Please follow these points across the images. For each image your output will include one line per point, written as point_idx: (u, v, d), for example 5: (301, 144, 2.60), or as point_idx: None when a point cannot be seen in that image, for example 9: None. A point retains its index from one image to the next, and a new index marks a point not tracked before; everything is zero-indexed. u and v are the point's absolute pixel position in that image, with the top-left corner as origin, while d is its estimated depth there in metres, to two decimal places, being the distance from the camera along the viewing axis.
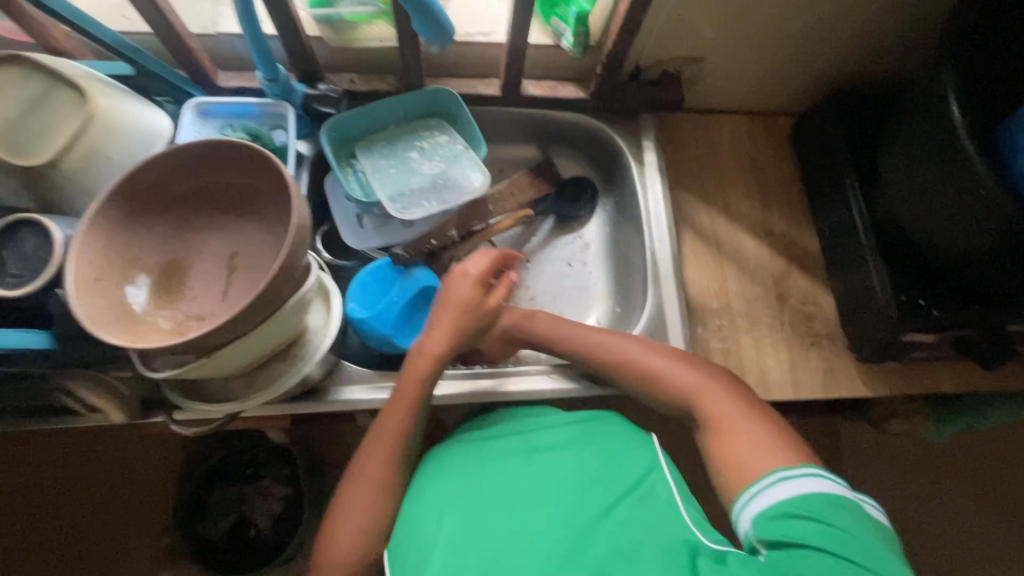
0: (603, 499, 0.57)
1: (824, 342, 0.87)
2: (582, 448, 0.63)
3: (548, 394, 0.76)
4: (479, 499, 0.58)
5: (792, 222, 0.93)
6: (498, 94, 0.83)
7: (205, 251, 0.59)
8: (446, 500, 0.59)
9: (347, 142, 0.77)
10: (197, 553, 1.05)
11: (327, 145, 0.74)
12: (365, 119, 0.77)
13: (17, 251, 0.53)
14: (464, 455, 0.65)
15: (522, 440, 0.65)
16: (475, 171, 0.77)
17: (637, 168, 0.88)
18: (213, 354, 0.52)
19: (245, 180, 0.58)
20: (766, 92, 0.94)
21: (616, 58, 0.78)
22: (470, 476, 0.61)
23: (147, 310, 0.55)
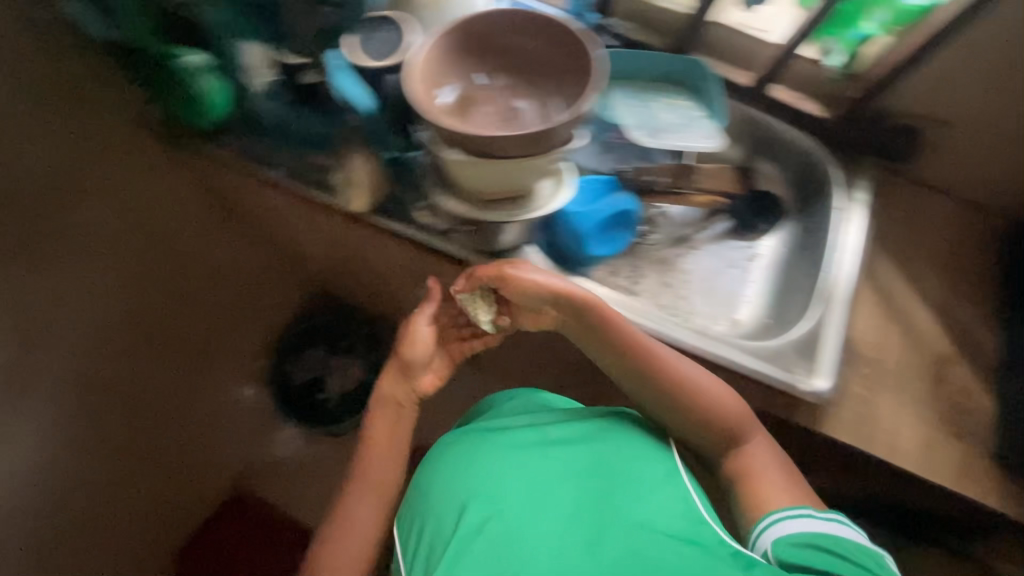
0: (614, 501, 0.60)
1: (970, 438, 0.83)
2: (590, 455, 0.65)
3: (729, 358, 0.80)
4: (493, 486, 0.62)
5: (973, 318, 0.91)
6: (748, 86, 0.90)
7: (494, 98, 0.69)
8: (456, 487, 0.63)
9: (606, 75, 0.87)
10: (278, 387, 1.20)
11: None
12: (630, 62, 0.87)
13: (382, 38, 0.68)
14: (471, 448, 0.67)
15: (533, 432, 0.69)
16: (707, 135, 0.83)
17: (843, 201, 0.90)
18: (490, 155, 0.64)
19: (551, 53, 0.68)
20: (998, 188, 0.93)
21: (878, 89, 0.83)
22: (481, 462, 0.65)
23: (442, 108, 0.66)
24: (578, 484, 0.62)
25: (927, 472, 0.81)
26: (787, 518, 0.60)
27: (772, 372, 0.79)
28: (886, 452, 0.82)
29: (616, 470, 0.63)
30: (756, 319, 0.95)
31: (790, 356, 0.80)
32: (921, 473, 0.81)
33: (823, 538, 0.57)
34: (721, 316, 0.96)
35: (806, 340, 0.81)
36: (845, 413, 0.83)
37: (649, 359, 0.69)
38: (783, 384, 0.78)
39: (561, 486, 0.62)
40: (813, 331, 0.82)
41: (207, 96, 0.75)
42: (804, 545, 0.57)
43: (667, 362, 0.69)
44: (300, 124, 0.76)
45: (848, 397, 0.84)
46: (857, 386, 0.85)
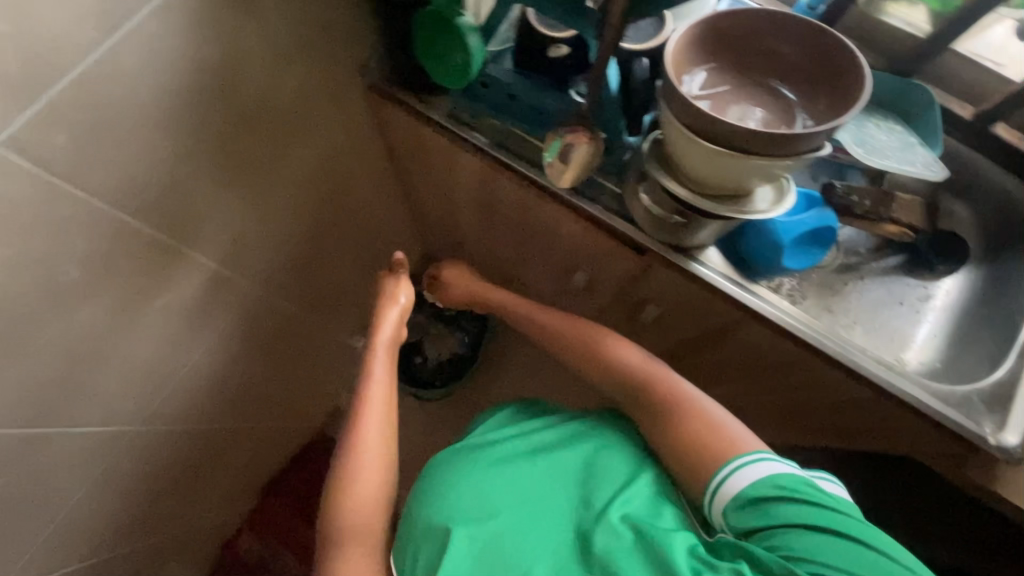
0: (596, 502, 0.64)
1: None
2: (562, 460, 0.70)
3: (912, 397, 0.76)
4: (493, 503, 0.64)
5: None
6: (970, 118, 0.87)
7: (736, 95, 0.69)
8: (450, 493, 0.67)
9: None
10: None
11: None
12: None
13: (643, 26, 0.73)
14: (460, 462, 0.72)
15: (519, 446, 0.73)
16: (923, 164, 0.80)
17: None
18: (744, 155, 0.62)
19: (807, 58, 0.67)
20: None
21: None
22: (469, 482, 0.67)
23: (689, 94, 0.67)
24: (551, 490, 0.67)
25: None
26: (739, 469, 0.62)
27: (958, 419, 0.75)
28: None
29: (595, 473, 0.68)
30: (923, 362, 0.90)
31: (981, 408, 0.77)
32: None
33: (776, 482, 0.60)
34: (885, 352, 0.91)
35: (998, 390, 0.78)
36: None
37: (606, 352, 0.80)
38: (968, 433, 0.75)
39: (537, 492, 0.66)
40: (1006, 381, 0.79)
41: (469, 55, 0.72)
42: (769, 497, 0.59)
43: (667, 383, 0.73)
44: (528, 94, 0.79)
45: None
46: None
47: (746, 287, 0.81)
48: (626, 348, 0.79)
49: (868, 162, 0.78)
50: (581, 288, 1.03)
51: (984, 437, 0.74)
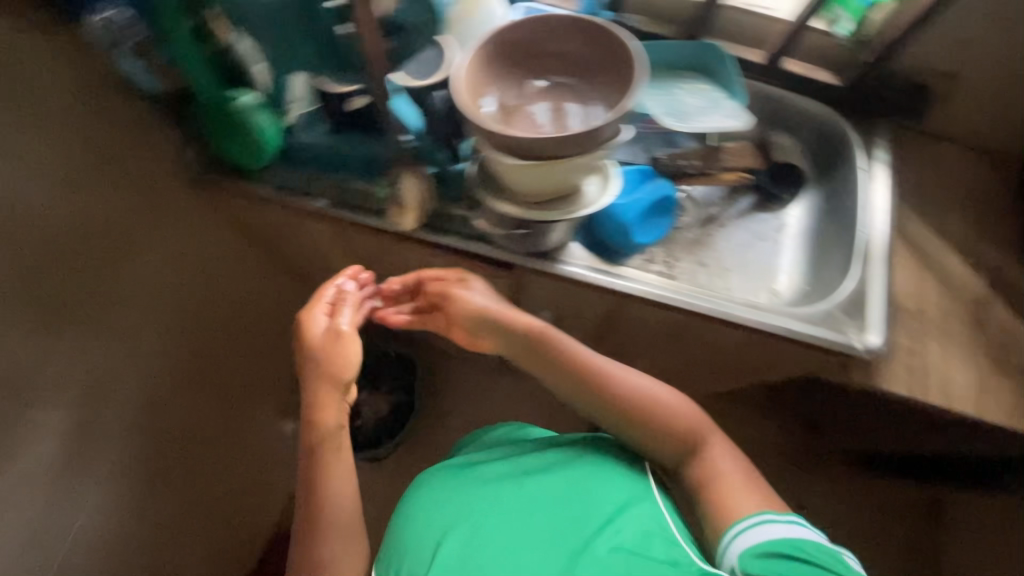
0: (588, 529, 0.59)
1: (1017, 375, 0.86)
2: (571, 476, 0.65)
3: (779, 330, 0.81)
4: (476, 525, 0.61)
5: (1001, 259, 0.94)
6: (763, 61, 0.92)
7: (540, 104, 0.70)
8: (432, 505, 0.66)
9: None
10: None
11: None
12: (648, 54, 0.91)
13: (420, 59, 0.71)
14: (452, 482, 0.69)
15: (511, 466, 0.69)
16: (731, 114, 0.85)
17: (865, 161, 0.94)
18: (540, 156, 0.64)
19: (587, 52, 0.69)
20: (1008, 133, 0.97)
21: (893, 50, 0.85)
22: (458, 504, 0.65)
23: (490, 115, 0.67)
24: (548, 505, 0.62)
25: (983, 412, 0.84)
26: (759, 523, 0.57)
27: (825, 334, 0.81)
28: (941, 400, 0.84)
29: (581, 497, 0.62)
30: (792, 287, 0.97)
31: (843, 318, 0.82)
32: (982, 415, 0.84)
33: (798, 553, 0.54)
34: (759, 288, 0.98)
35: (854, 298, 0.84)
36: (900, 365, 0.86)
37: (617, 370, 0.71)
38: (837, 344, 0.81)
39: (529, 506, 0.62)
40: (858, 289, 0.85)
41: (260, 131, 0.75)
42: (791, 558, 0.54)
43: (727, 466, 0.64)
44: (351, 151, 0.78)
45: (897, 351, 0.87)
46: (904, 338, 0.87)
47: (611, 271, 0.83)
48: (626, 372, 0.70)
49: (678, 127, 0.82)
50: None
51: (850, 344, 0.81)
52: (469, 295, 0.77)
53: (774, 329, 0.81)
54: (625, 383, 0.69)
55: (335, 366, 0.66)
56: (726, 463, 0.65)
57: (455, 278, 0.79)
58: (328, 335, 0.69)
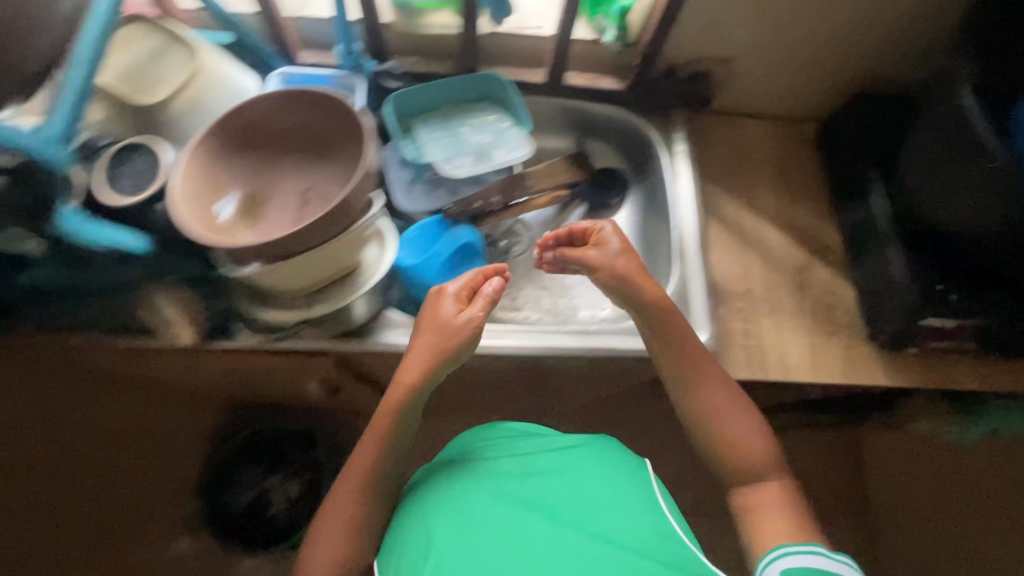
0: (593, 527, 0.61)
1: (844, 331, 0.90)
2: (580, 471, 0.68)
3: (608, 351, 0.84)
4: (475, 538, 0.60)
5: (815, 219, 0.98)
6: (543, 81, 0.91)
7: (288, 184, 0.66)
8: (437, 519, 0.64)
9: (407, 111, 0.86)
10: (219, 518, 1.09)
11: (390, 115, 0.83)
12: (427, 94, 0.86)
13: (132, 169, 0.62)
14: (462, 487, 0.67)
15: (520, 465, 0.69)
16: (518, 144, 0.85)
17: (667, 157, 0.95)
18: (285, 258, 0.59)
19: (320, 120, 0.65)
20: (794, 98, 0.99)
21: (653, 51, 0.86)
22: (455, 525, 0.62)
23: (229, 222, 0.61)
24: (563, 501, 0.64)
25: (818, 376, 0.88)
26: (795, 554, 0.59)
27: None
28: (780, 374, 0.87)
29: (588, 493, 0.65)
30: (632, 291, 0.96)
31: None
32: (818, 377, 0.87)
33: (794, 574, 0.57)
34: (604, 297, 0.97)
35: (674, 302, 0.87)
36: (738, 349, 0.88)
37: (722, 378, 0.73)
38: None
39: (538, 511, 0.63)
40: (678, 290, 0.87)
41: None
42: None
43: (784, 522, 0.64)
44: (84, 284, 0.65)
45: (732, 337, 0.88)
46: (737, 322, 0.89)
47: None
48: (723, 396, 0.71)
49: (457, 173, 0.83)
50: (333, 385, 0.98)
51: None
52: (602, 257, 0.76)
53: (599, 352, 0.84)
54: (713, 366, 0.74)
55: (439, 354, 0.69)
56: (775, 509, 0.66)
57: (594, 237, 0.78)
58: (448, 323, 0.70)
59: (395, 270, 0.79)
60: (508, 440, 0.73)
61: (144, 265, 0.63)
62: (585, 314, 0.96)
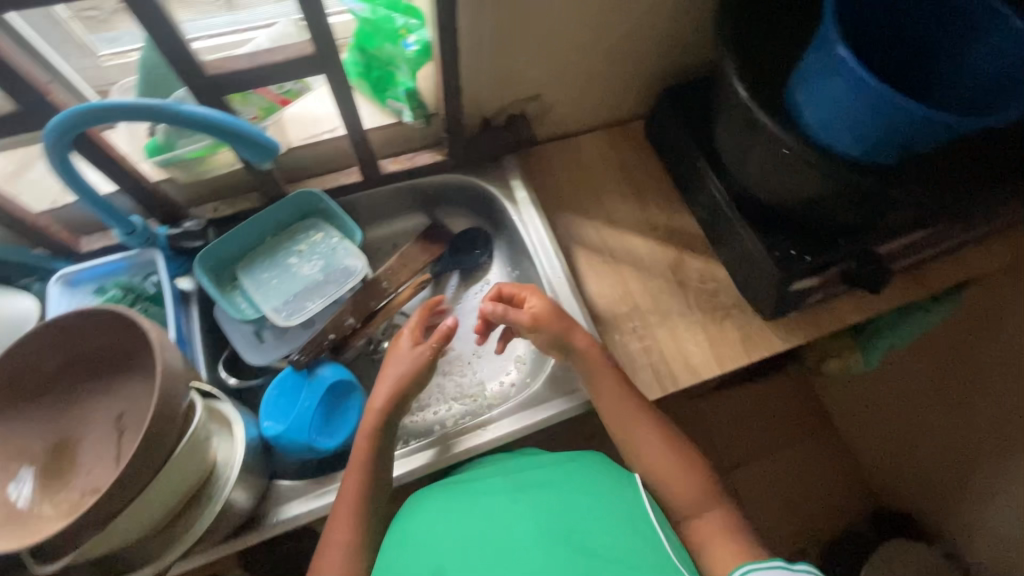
0: (567, 531, 0.58)
1: (733, 312, 0.92)
2: (564, 483, 0.64)
3: (517, 432, 0.81)
4: (479, 547, 0.58)
5: (671, 213, 0.99)
6: (360, 179, 0.86)
7: (97, 417, 0.58)
8: (428, 537, 0.61)
9: (226, 262, 0.80)
10: None
11: (204, 277, 0.77)
12: (242, 237, 0.80)
13: None
14: (454, 502, 0.65)
15: (511, 483, 0.67)
16: (354, 258, 0.82)
17: (512, 207, 0.93)
18: (106, 527, 0.51)
19: (102, 343, 0.58)
20: (613, 106, 1.00)
21: (456, 120, 0.83)
22: (459, 533, 0.60)
23: (34, 501, 0.53)
24: (550, 506, 0.61)
25: (723, 366, 0.89)
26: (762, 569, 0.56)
27: (562, 405, 0.82)
28: (689, 378, 0.88)
29: (569, 501, 0.62)
30: (528, 346, 0.94)
31: (565, 377, 0.85)
32: (724, 368, 0.89)
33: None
34: (506, 359, 0.94)
35: None
36: (643, 369, 0.88)
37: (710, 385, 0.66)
38: (575, 408, 0.82)
39: (537, 515, 0.60)
40: None
41: None
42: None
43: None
44: None
45: (633, 359, 0.88)
46: (633, 342, 0.90)
47: (327, 489, 0.71)
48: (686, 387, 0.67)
49: (297, 320, 0.77)
50: (264, 551, 0.90)
51: (582, 398, 0.82)
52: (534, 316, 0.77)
53: (514, 433, 0.81)
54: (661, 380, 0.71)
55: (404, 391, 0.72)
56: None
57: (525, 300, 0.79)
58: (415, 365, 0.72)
59: (268, 441, 0.72)
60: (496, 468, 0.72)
61: None
62: (492, 387, 0.93)
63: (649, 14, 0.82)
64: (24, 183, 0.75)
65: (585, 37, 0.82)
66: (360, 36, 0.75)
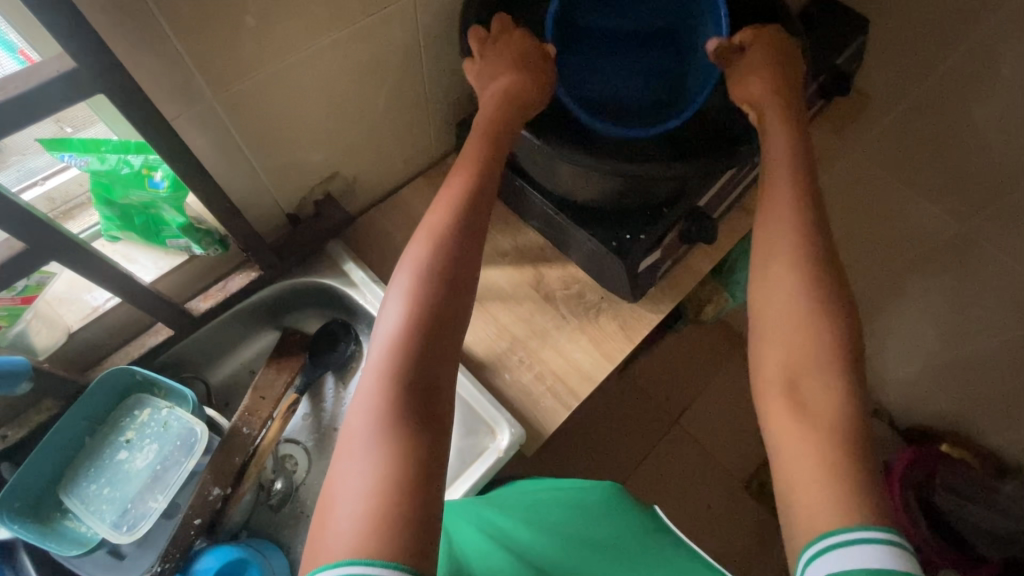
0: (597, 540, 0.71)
1: (603, 305, 0.94)
2: (595, 515, 0.76)
3: None
4: (556, 530, 0.73)
5: (515, 233, 0.99)
6: (171, 333, 0.76)
7: None
8: (527, 517, 0.76)
9: (48, 484, 0.69)
10: None
11: (17, 521, 0.65)
12: (50, 455, 0.68)
13: None
14: (542, 502, 0.79)
15: (572, 503, 0.79)
16: (192, 422, 0.72)
17: (354, 291, 0.87)
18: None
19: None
20: (419, 153, 0.97)
21: (249, 235, 0.76)
22: (551, 518, 0.76)
23: None
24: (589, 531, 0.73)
25: (614, 359, 0.90)
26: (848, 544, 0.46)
27: (475, 474, 0.79)
28: (587, 386, 0.88)
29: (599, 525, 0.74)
30: None
31: (469, 445, 0.81)
32: (614, 361, 0.90)
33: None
34: None
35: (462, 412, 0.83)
36: (542, 396, 0.87)
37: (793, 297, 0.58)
38: (490, 467, 0.79)
39: (578, 538, 0.72)
40: (457, 400, 0.83)
41: None
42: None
43: (781, 233, 0.61)
44: None
45: (529, 391, 0.87)
46: (525, 375, 0.88)
47: None
48: (775, 296, 0.59)
49: (150, 519, 0.67)
50: None
51: (492, 457, 0.79)
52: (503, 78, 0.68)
53: None
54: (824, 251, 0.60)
55: (469, 195, 0.64)
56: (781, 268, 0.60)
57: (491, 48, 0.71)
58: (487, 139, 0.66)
59: None
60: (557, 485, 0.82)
61: None
62: None
63: (405, 64, 0.79)
64: None
65: (351, 107, 0.78)
66: (99, 191, 0.67)
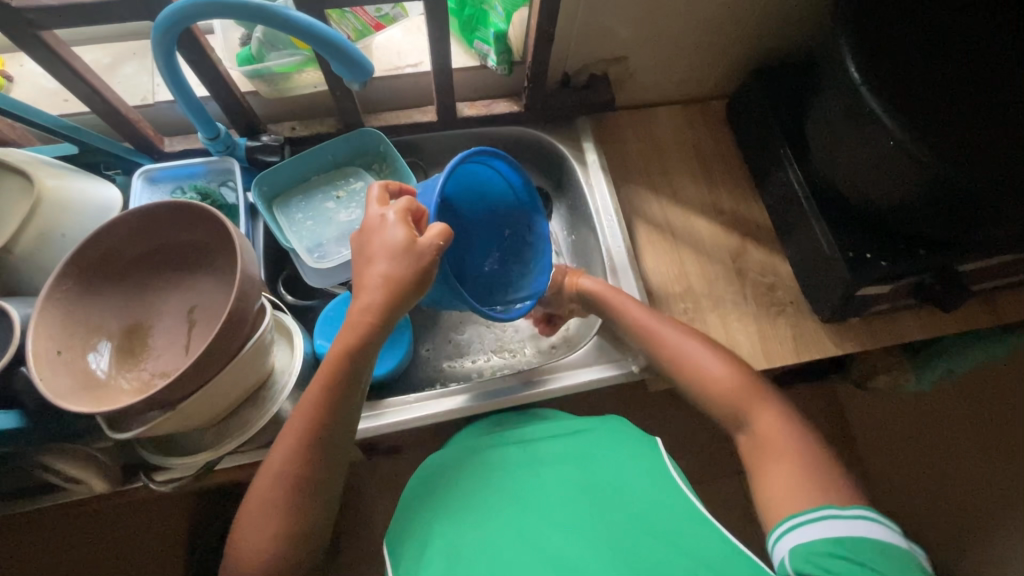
0: (620, 526, 0.63)
1: (790, 309, 0.90)
2: (610, 478, 0.68)
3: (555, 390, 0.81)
4: (556, 506, 0.65)
5: (740, 200, 0.96)
6: (435, 119, 0.85)
7: (168, 308, 0.62)
8: (522, 490, 0.68)
9: (281, 193, 0.80)
10: None
11: (260, 201, 0.77)
12: (297, 170, 0.80)
13: None
14: (545, 463, 0.70)
15: (582, 465, 0.70)
16: None
17: (581, 168, 0.91)
18: (178, 407, 0.54)
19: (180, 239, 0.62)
20: (695, 81, 0.97)
21: (539, 69, 0.81)
22: (555, 486, 0.67)
23: (110, 374, 0.57)
24: (611, 503, 0.65)
25: (773, 360, 0.87)
26: (808, 521, 0.56)
27: (602, 372, 0.82)
28: None
29: (614, 495, 0.66)
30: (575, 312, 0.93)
31: (611, 348, 0.84)
32: (771, 363, 0.86)
33: (894, 552, 0.54)
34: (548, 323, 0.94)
35: None
36: None
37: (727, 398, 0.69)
38: (620, 376, 0.82)
39: (590, 508, 0.65)
40: None
41: None
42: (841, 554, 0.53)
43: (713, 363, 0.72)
44: None
45: None
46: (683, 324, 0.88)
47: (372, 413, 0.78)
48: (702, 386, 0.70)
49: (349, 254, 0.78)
50: None
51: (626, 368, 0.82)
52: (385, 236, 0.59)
53: (552, 390, 0.81)
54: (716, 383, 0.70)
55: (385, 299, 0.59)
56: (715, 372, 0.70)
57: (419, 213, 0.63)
58: (406, 247, 0.58)
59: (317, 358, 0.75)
60: (569, 438, 0.73)
61: (32, 437, 0.59)
62: (533, 347, 0.93)
63: None
64: (116, 78, 0.80)
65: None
66: None
